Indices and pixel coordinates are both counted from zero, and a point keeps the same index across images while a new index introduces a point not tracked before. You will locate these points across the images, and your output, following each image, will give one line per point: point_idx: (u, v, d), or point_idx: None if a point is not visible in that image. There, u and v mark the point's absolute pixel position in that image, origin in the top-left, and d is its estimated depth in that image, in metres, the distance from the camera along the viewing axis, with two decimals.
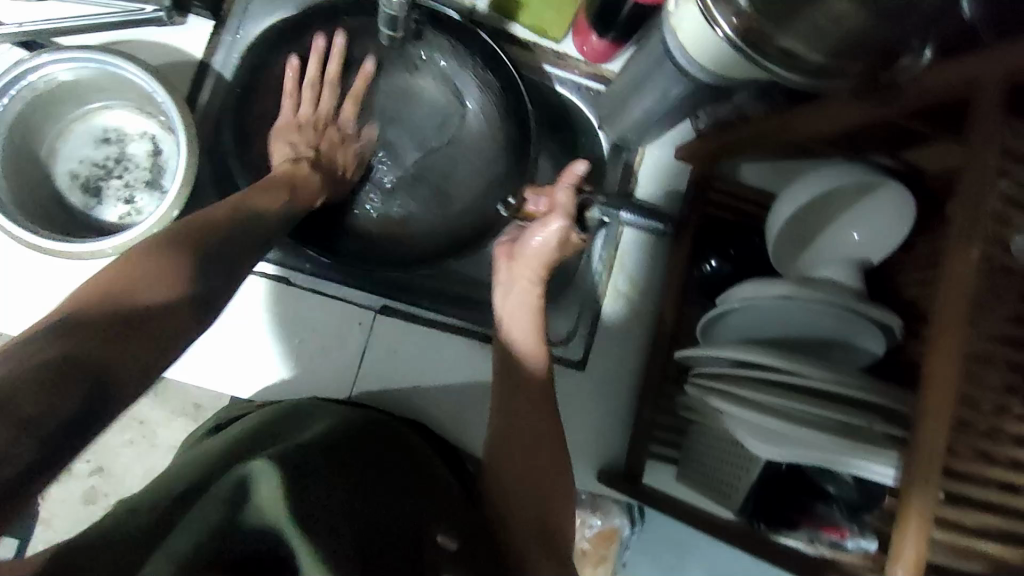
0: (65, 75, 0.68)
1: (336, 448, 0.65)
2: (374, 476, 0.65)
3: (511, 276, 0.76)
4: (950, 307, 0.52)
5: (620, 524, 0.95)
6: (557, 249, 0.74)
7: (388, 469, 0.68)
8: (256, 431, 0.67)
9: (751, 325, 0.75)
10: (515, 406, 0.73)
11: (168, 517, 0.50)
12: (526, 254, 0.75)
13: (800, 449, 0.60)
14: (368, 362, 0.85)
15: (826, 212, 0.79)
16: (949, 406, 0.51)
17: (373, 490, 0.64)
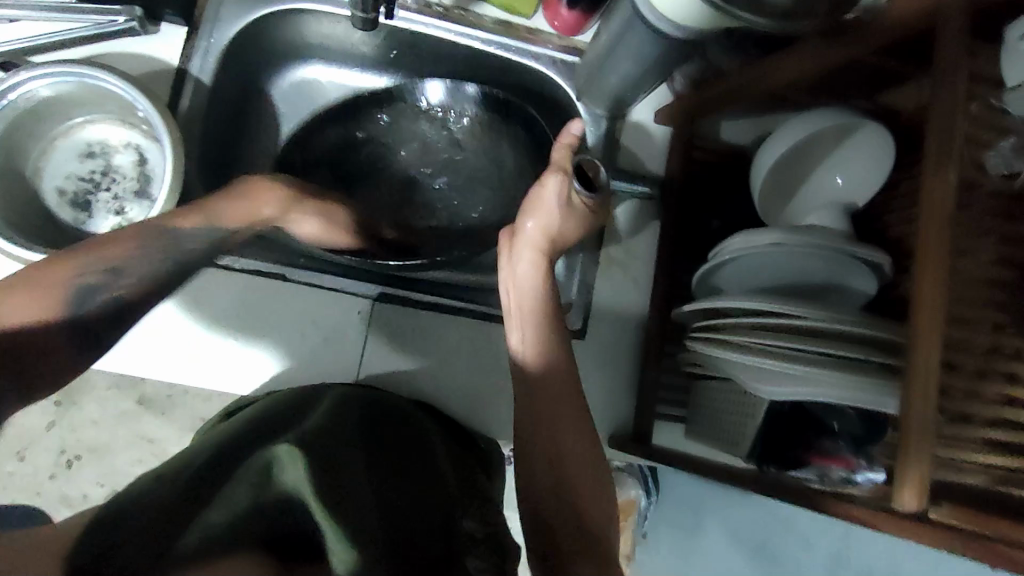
0: (46, 91, 0.68)
1: (349, 432, 0.63)
2: (394, 461, 0.64)
3: (512, 260, 0.72)
4: (932, 230, 0.53)
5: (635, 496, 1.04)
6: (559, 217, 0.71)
7: (402, 454, 0.66)
8: (262, 420, 0.65)
9: (744, 278, 0.76)
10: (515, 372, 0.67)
11: (182, 506, 0.49)
12: (525, 233, 0.71)
13: (811, 388, 0.60)
14: (372, 347, 0.86)
15: (809, 159, 0.78)
16: (940, 325, 0.52)
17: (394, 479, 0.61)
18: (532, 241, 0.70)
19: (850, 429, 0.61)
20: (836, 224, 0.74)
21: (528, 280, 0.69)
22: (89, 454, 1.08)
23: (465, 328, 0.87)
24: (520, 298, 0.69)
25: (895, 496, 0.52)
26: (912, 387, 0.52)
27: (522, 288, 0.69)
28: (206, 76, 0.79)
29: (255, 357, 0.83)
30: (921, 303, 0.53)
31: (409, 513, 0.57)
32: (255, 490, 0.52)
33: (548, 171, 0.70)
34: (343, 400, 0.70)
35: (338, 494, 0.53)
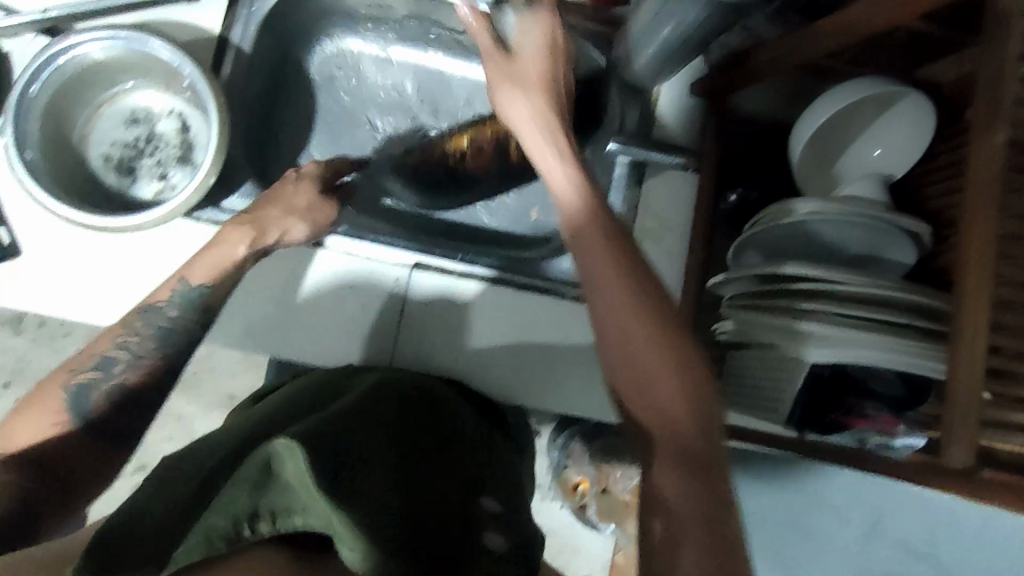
0: (95, 55, 0.69)
1: (368, 412, 0.62)
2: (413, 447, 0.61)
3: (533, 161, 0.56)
4: (982, 191, 0.54)
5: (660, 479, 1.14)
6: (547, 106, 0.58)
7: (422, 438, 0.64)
8: (282, 411, 0.64)
9: (782, 247, 0.76)
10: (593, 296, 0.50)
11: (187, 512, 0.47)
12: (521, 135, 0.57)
13: (854, 350, 0.61)
14: (408, 319, 0.83)
15: (848, 130, 0.79)
16: (988, 286, 0.52)
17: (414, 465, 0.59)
18: (531, 127, 0.57)
19: (892, 393, 0.63)
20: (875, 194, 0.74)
21: (558, 179, 0.54)
22: None
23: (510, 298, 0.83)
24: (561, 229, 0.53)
25: (944, 452, 0.53)
26: (959, 346, 0.53)
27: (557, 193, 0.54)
28: (247, 45, 0.80)
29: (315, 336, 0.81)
30: (969, 264, 0.53)
31: (427, 502, 0.55)
32: (254, 490, 0.47)
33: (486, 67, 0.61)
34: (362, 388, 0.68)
35: (352, 496, 0.50)
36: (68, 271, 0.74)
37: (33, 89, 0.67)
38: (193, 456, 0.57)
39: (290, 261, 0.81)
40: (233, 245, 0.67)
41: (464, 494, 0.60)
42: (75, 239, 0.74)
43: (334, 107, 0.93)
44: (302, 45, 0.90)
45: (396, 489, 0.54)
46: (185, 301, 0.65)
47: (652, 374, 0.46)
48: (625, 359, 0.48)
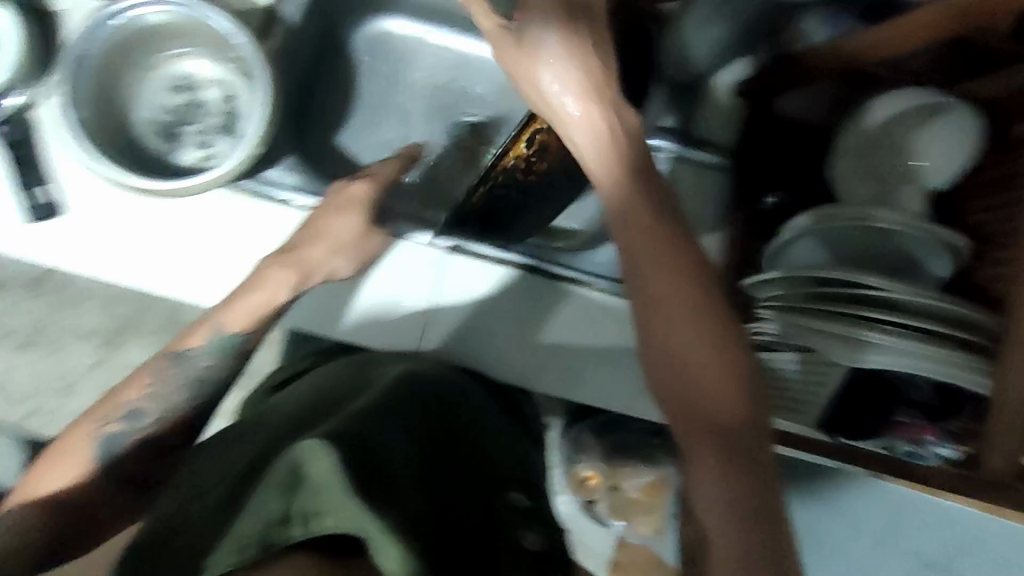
0: (150, 19, 0.70)
1: (390, 408, 0.61)
2: (438, 448, 0.60)
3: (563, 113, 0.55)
4: None
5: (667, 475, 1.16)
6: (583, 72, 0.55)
7: (446, 438, 0.63)
8: (304, 408, 0.63)
9: (818, 254, 0.75)
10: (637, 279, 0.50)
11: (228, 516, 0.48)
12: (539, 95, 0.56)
13: (905, 360, 0.59)
14: (441, 304, 0.80)
15: (891, 140, 0.77)
16: None
17: (441, 464, 0.58)
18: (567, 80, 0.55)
19: (924, 400, 0.63)
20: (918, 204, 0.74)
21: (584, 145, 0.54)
22: None
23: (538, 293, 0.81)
24: (609, 203, 0.52)
25: (981, 462, 0.54)
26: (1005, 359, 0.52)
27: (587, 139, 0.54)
28: (295, 18, 0.80)
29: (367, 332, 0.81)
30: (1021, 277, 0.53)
31: (456, 504, 0.54)
32: (285, 493, 0.47)
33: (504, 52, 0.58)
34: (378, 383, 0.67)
35: (384, 495, 0.48)
36: (107, 237, 0.75)
37: (86, 48, 0.67)
38: (245, 437, 0.61)
39: None
40: (278, 288, 0.70)
41: (492, 496, 0.59)
42: (115, 201, 0.75)
43: (374, 85, 0.91)
44: (346, 22, 0.90)
45: (424, 489, 0.52)
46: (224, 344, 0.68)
47: (698, 370, 0.48)
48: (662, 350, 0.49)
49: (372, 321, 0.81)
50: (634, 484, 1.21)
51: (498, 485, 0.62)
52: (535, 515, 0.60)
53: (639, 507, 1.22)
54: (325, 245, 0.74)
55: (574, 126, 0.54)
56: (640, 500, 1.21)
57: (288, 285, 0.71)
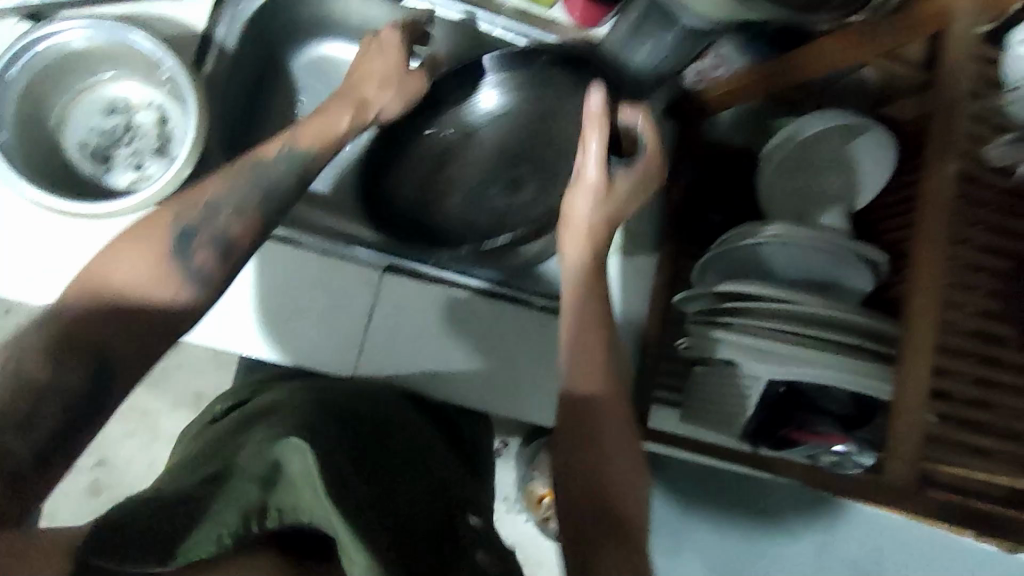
0: (78, 45, 0.70)
1: (343, 416, 0.63)
2: (389, 457, 0.61)
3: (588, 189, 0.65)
4: (932, 216, 0.56)
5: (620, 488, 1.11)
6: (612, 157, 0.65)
7: (397, 446, 0.64)
8: (257, 417, 0.66)
9: (744, 268, 0.78)
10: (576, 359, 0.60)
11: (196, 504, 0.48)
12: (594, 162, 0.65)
13: (808, 370, 0.63)
14: (377, 321, 0.82)
15: (813, 160, 0.80)
16: (937, 307, 0.55)
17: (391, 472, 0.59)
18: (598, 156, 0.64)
19: (842, 411, 0.65)
20: None
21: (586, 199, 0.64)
22: None
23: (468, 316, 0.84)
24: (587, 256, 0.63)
25: (888, 464, 0.55)
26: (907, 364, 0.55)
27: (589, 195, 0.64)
28: (231, 42, 0.81)
29: (288, 339, 0.80)
30: (919, 287, 0.56)
31: (410, 508, 0.55)
32: (263, 486, 0.49)
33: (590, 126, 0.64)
34: (324, 391, 0.69)
35: (349, 493, 0.50)
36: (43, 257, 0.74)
37: (10, 74, 0.67)
38: (210, 448, 0.62)
39: (271, 263, 0.80)
40: (336, 119, 0.65)
41: (446, 501, 0.59)
42: (45, 224, 0.74)
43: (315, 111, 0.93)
44: (288, 47, 0.91)
45: (379, 493, 0.54)
46: (293, 160, 0.59)
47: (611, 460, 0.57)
48: (578, 427, 0.58)
49: (295, 330, 0.80)
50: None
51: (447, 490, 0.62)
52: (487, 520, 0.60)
53: None
54: (372, 76, 0.69)
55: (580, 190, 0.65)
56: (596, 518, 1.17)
57: (340, 123, 0.65)
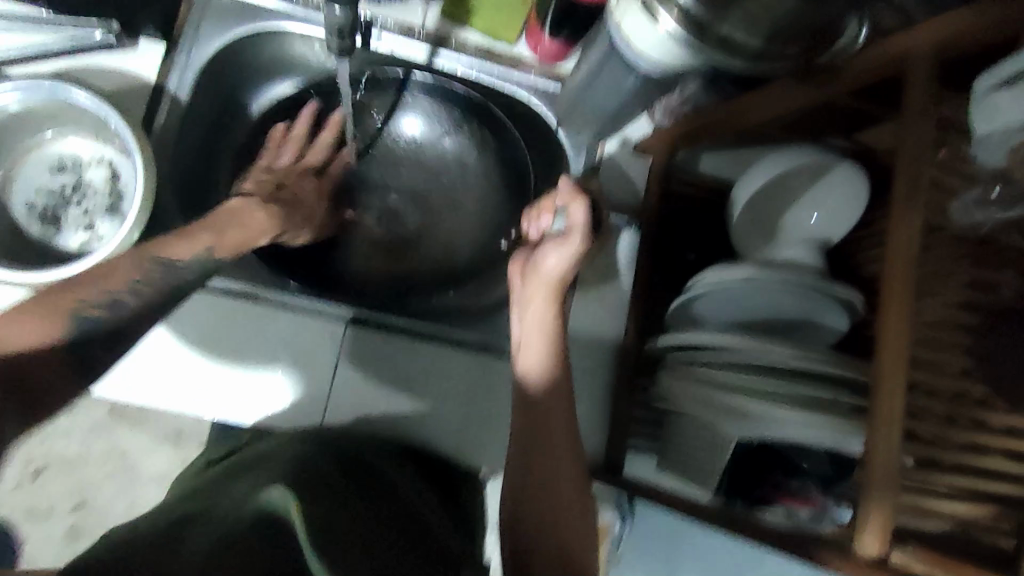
0: (14, 105, 0.68)
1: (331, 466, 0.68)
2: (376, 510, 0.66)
3: (525, 287, 0.76)
4: (895, 271, 0.54)
5: (611, 520, 0.96)
6: (569, 252, 0.73)
7: (383, 501, 0.68)
8: (223, 478, 0.69)
9: (720, 310, 0.76)
10: (533, 432, 0.67)
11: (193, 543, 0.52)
12: (543, 261, 0.75)
13: (775, 428, 0.62)
14: (343, 374, 0.82)
15: (783, 198, 0.79)
16: (904, 366, 0.53)
17: (376, 521, 0.64)
18: (567, 245, 0.73)
19: (820, 470, 0.63)
20: (811, 260, 0.74)
21: (552, 263, 0.74)
22: (54, 468, 1.15)
23: (436, 361, 0.85)
24: (532, 299, 0.75)
25: (858, 538, 0.53)
26: (875, 428, 0.52)
27: (542, 270, 0.74)
28: (184, 92, 0.79)
29: (248, 391, 0.80)
30: (886, 344, 0.54)
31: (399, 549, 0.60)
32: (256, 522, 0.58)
33: (567, 203, 0.72)
34: (289, 443, 0.72)
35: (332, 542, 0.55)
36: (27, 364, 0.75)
37: None
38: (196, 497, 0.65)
39: (220, 320, 0.80)
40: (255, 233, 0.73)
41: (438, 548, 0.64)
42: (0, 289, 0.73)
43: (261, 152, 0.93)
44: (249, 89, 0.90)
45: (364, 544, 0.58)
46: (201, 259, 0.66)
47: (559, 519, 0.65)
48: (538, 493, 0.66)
49: (240, 376, 0.80)
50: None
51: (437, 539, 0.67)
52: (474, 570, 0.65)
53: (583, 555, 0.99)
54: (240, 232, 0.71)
55: (528, 274, 0.76)
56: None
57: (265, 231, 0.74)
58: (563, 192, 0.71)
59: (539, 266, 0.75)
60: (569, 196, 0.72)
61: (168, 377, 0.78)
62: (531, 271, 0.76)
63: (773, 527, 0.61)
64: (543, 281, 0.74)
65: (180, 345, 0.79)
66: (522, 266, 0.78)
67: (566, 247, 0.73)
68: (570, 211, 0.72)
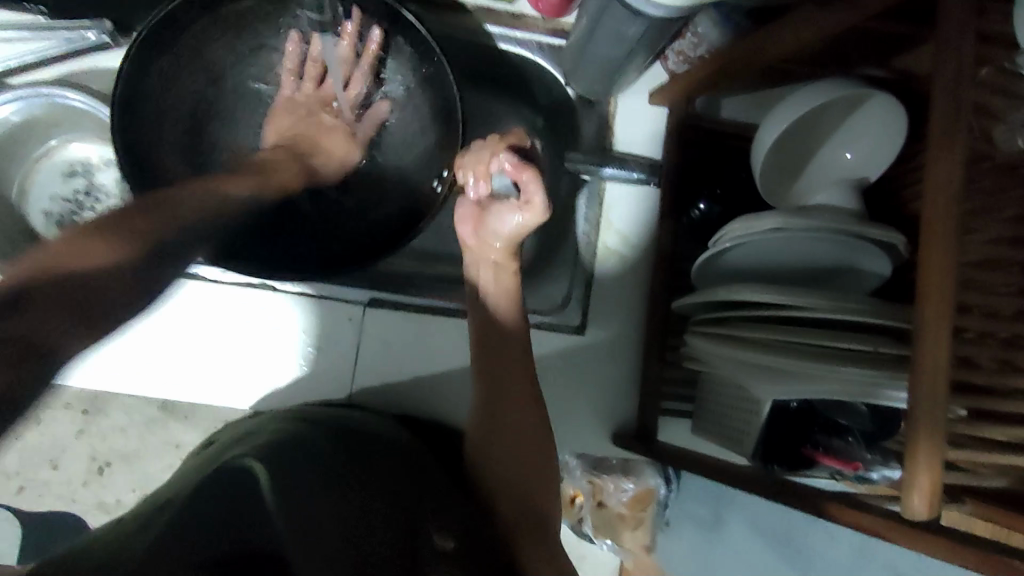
0: (15, 117, 0.71)
1: (306, 443, 0.68)
2: (368, 474, 0.66)
3: (476, 255, 0.70)
4: (935, 209, 0.48)
5: (655, 484, 0.92)
6: (527, 225, 0.65)
7: (375, 464, 0.68)
8: (221, 451, 0.71)
9: (748, 263, 0.72)
10: (506, 390, 0.74)
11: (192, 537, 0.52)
12: (494, 225, 0.66)
13: (806, 387, 0.57)
14: (363, 356, 0.91)
15: (812, 138, 0.74)
16: (949, 312, 0.47)
17: (369, 486, 0.64)
18: (522, 227, 0.65)
19: (860, 425, 0.59)
20: (848, 202, 0.68)
21: (503, 226, 0.66)
22: (119, 460, 0.92)
23: (448, 337, 0.91)
24: (473, 264, 0.71)
25: (904, 501, 0.48)
26: (918, 385, 0.47)
27: (499, 233, 0.66)
28: None
29: (264, 359, 0.90)
30: (927, 289, 0.48)
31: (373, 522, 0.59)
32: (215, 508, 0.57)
33: (515, 173, 0.62)
34: (289, 425, 0.73)
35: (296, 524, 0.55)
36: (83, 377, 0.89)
37: None
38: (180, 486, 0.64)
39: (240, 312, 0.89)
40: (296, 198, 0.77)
41: (424, 519, 0.63)
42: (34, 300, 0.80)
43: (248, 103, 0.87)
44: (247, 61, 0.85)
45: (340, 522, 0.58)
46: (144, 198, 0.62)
47: (531, 474, 0.74)
48: (525, 446, 0.73)
49: (249, 344, 0.90)
50: (620, 498, 0.92)
51: (434, 511, 0.65)
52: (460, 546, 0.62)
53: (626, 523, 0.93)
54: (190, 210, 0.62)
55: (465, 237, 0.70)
56: (628, 516, 0.92)
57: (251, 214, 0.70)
58: (509, 165, 0.62)
59: (497, 233, 0.67)
60: (517, 167, 0.62)
61: (176, 362, 0.90)
62: (486, 235, 0.68)
63: (817, 492, 0.59)
64: (500, 244, 0.67)
65: (186, 334, 0.89)
66: (471, 231, 0.69)
67: (527, 217, 0.64)
68: (524, 185, 0.62)
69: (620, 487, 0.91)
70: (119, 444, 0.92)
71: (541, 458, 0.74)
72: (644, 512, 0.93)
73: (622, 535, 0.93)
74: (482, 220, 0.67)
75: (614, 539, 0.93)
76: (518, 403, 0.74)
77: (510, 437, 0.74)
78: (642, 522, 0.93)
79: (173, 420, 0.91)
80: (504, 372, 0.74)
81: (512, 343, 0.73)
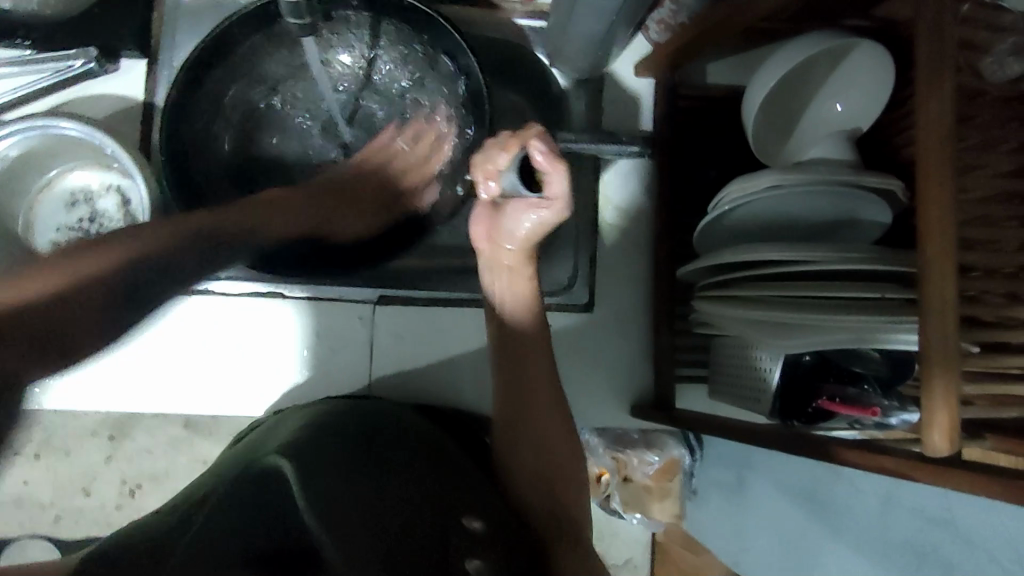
0: (14, 150, 0.73)
1: (323, 440, 0.68)
2: (389, 468, 0.65)
3: (494, 254, 0.71)
4: (928, 150, 0.48)
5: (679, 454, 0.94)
6: (551, 225, 0.65)
7: (394, 459, 0.67)
8: (234, 458, 0.70)
9: (750, 222, 0.72)
10: (526, 370, 0.74)
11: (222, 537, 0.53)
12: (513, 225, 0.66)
13: (818, 338, 0.58)
14: (377, 352, 0.92)
15: (801, 93, 0.74)
16: (951, 250, 0.48)
17: (391, 482, 0.63)
18: (542, 229, 0.65)
19: (875, 373, 0.59)
20: (842, 153, 0.68)
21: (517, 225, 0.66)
22: (147, 480, 0.93)
23: (458, 326, 0.93)
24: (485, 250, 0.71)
25: (924, 438, 0.48)
26: (927, 323, 0.47)
27: (516, 234, 0.67)
28: None
29: (279, 361, 0.91)
30: (928, 228, 0.48)
31: (395, 516, 0.59)
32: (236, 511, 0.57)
33: (552, 171, 0.59)
34: (310, 422, 0.73)
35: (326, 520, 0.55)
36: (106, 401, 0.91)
37: None
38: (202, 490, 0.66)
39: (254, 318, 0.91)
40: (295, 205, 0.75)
41: (450, 507, 0.62)
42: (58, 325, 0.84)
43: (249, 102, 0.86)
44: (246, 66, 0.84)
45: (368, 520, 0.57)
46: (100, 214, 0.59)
47: (558, 461, 0.73)
48: (541, 426, 0.74)
49: (257, 349, 0.91)
50: (646, 471, 0.94)
51: (465, 501, 0.64)
52: (490, 528, 0.61)
53: (654, 495, 0.95)
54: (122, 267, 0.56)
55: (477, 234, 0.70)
56: (655, 488, 0.95)
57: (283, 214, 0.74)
58: (542, 161, 0.58)
59: (512, 232, 0.67)
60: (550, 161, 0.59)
61: (194, 372, 0.91)
62: (501, 236, 0.68)
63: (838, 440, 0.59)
64: (514, 243, 0.68)
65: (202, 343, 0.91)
66: (483, 231, 0.69)
67: (548, 214, 0.63)
68: (548, 181, 0.60)
69: (646, 461, 0.93)
70: (145, 463, 0.93)
71: (563, 444, 0.73)
72: (672, 481, 0.95)
73: (652, 506, 0.95)
74: (496, 222, 0.68)
75: (643, 512, 0.95)
76: (533, 382, 0.74)
77: (530, 418, 0.74)
78: (670, 492, 0.95)
79: (196, 435, 0.92)
80: (519, 352, 0.74)
81: (523, 339, 0.74)
